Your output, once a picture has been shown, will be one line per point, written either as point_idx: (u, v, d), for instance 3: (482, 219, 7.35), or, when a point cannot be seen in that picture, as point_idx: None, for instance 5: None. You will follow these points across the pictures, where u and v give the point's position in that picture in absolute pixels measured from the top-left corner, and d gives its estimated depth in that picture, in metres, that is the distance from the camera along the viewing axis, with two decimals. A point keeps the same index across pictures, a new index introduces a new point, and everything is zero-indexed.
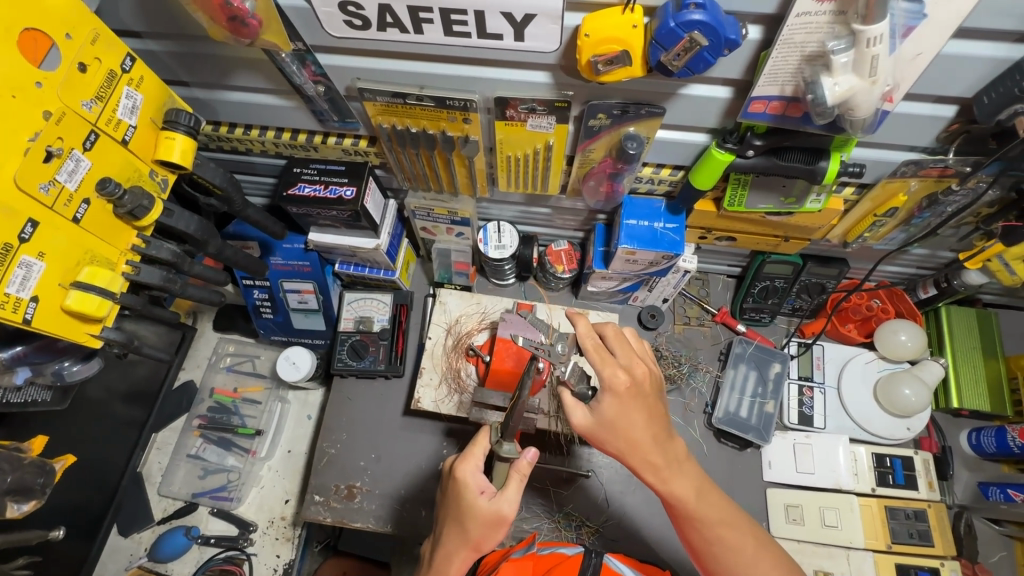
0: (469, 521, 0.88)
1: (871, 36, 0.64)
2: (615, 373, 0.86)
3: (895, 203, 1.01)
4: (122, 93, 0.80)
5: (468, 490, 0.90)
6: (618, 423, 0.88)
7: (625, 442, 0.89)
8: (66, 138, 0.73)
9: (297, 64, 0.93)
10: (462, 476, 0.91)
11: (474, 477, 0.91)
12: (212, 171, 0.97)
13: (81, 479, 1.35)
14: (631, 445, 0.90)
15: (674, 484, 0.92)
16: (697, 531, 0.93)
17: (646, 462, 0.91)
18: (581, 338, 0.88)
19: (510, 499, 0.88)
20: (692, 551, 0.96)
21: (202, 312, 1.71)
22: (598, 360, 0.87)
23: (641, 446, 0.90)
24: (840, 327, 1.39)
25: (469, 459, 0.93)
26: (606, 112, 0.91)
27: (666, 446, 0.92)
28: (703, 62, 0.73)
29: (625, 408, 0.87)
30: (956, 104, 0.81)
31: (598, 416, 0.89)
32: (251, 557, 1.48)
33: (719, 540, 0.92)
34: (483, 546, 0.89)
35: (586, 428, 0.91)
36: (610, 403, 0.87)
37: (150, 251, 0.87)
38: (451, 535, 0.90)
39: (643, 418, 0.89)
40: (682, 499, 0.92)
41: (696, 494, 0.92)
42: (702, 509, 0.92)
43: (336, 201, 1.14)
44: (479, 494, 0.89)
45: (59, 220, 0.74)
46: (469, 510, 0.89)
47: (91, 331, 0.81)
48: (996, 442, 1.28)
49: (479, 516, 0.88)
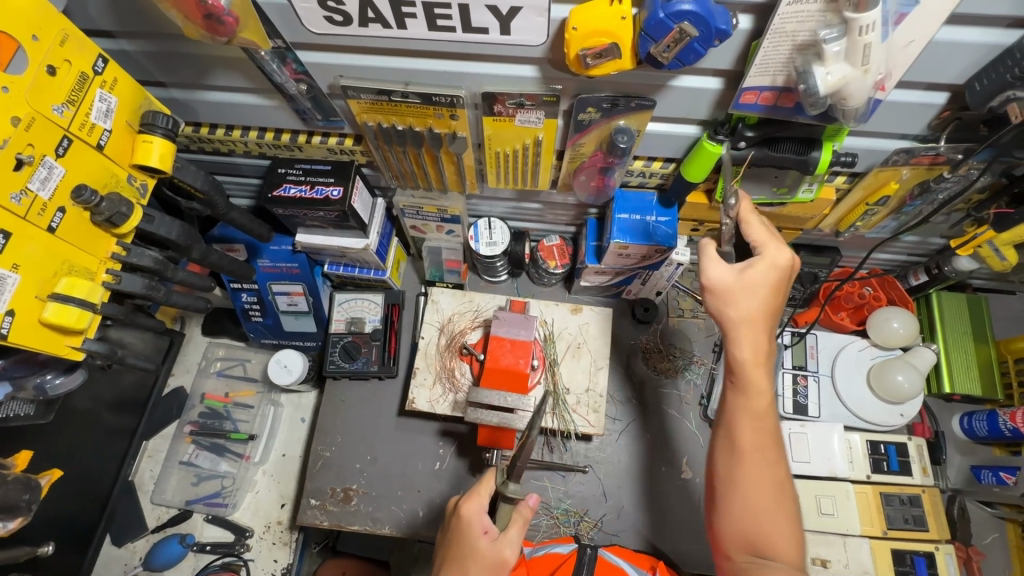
0: (471, 565, 0.86)
1: (863, 23, 0.63)
2: (778, 248, 0.83)
3: (887, 191, 1.00)
4: (94, 97, 0.77)
5: (473, 530, 0.88)
6: (762, 279, 0.82)
7: (747, 310, 0.83)
8: (37, 145, 0.70)
9: (277, 62, 0.90)
10: (468, 515, 0.90)
11: (478, 517, 0.90)
12: (194, 175, 0.94)
13: (70, 491, 1.32)
14: (750, 318, 0.83)
15: (756, 378, 0.84)
16: (747, 431, 0.84)
17: (750, 338, 0.84)
18: (745, 216, 0.85)
19: (512, 542, 0.88)
20: (716, 459, 0.86)
21: (190, 317, 1.68)
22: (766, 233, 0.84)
23: (759, 321, 0.83)
24: (833, 315, 1.40)
25: (474, 498, 0.91)
26: (596, 106, 0.89)
27: (767, 341, 0.84)
28: (693, 53, 0.71)
29: (747, 286, 0.83)
30: (947, 90, 0.80)
31: (739, 274, 0.83)
32: (249, 562, 1.47)
33: (748, 462, 0.83)
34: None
35: (721, 284, 0.84)
36: (758, 269, 0.82)
37: (132, 259, 0.85)
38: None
39: (770, 297, 0.83)
40: (758, 395, 0.84)
41: (756, 412, 0.84)
42: (761, 405, 0.84)
43: (323, 201, 1.11)
44: (481, 535, 0.88)
45: (34, 231, 0.71)
46: (470, 551, 0.87)
47: (72, 343, 0.79)
48: (988, 426, 1.29)
49: (481, 559, 0.86)
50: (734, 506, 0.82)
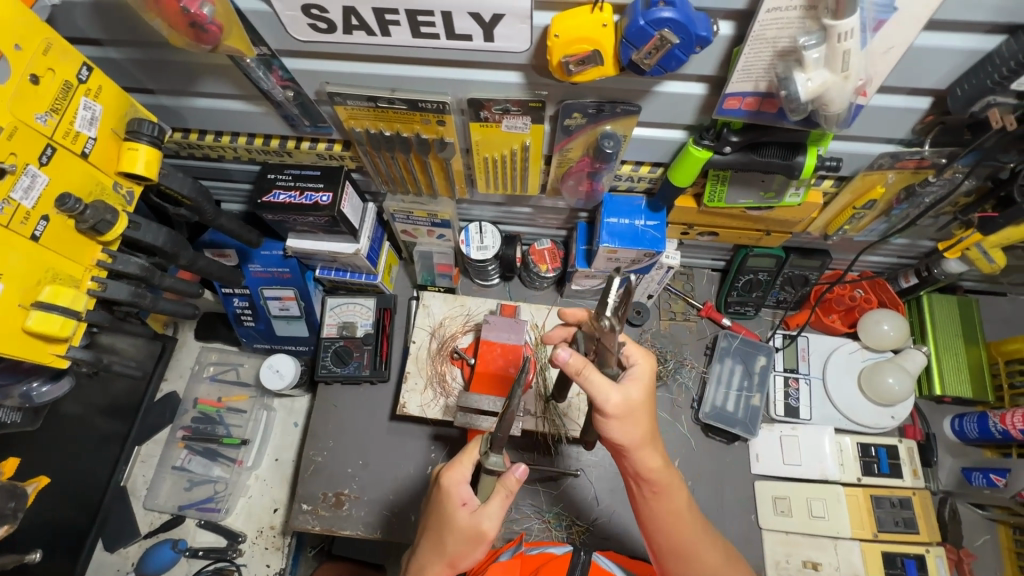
0: (448, 536, 0.88)
1: (841, 31, 0.63)
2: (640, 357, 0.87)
3: (873, 195, 1.00)
4: (79, 105, 0.77)
5: (451, 500, 0.88)
6: (643, 394, 0.84)
7: (642, 429, 0.85)
8: (19, 154, 0.70)
9: (263, 69, 0.90)
10: (448, 484, 0.89)
11: (458, 488, 0.89)
12: (179, 181, 0.94)
13: (60, 496, 1.32)
14: (646, 434, 0.86)
15: (665, 480, 0.88)
16: (681, 528, 0.89)
17: (654, 451, 0.87)
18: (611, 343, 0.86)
19: (492, 514, 0.87)
20: (662, 546, 0.91)
21: (183, 322, 1.68)
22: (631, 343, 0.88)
23: (651, 436, 0.87)
24: (824, 318, 1.40)
25: (457, 468, 0.90)
26: (581, 111, 0.90)
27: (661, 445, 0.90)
28: (675, 59, 0.72)
29: (645, 397, 0.85)
30: (930, 95, 0.80)
31: (627, 398, 0.82)
32: (241, 567, 1.47)
33: (681, 542, 0.89)
34: (459, 562, 0.89)
35: (618, 407, 0.81)
36: (639, 386, 0.84)
37: (117, 266, 0.84)
38: (428, 548, 0.90)
39: (649, 418, 0.86)
40: (671, 495, 0.89)
41: (684, 504, 0.90)
42: (675, 503, 0.89)
43: (312, 206, 1.12)
44: (461, 507, 0.88)
45: (17, 239, 0.72)
46: (449, 524, 0.88)
47: (56, 351, 0.79)
48: (978, 428, 1.29)
49: (459, 531, 0.87)
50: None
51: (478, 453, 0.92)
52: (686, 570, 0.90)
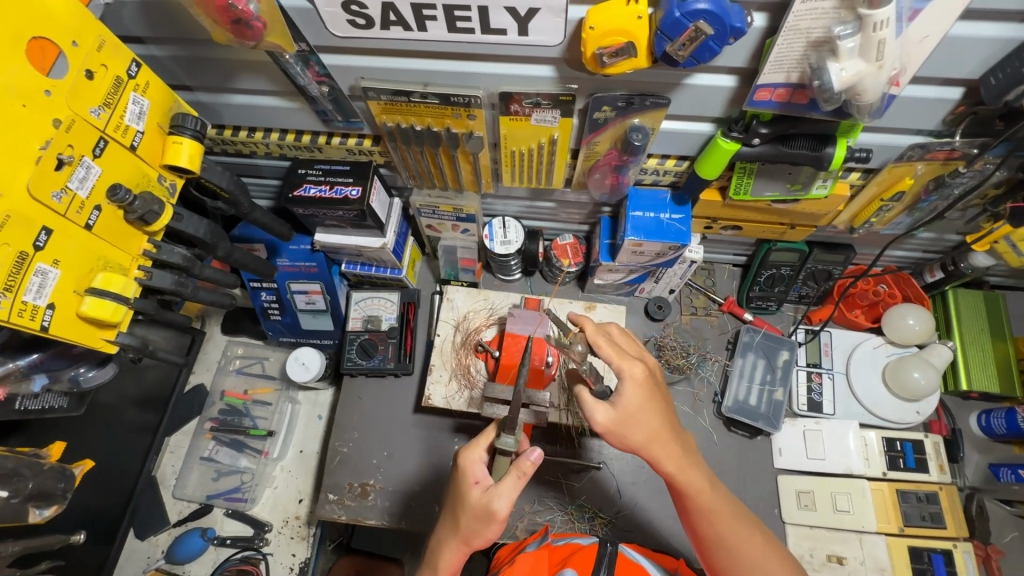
0: (462, 512, 0.91)
1: (878, 19, 0.65)
2: (633, 364, 0.90)
3: (902, 187, 1.00)
4: (128, 100, 0.80)
5: (466, 478, 0.92)
6: (638, 404, 0.88)
7: (647, 433, 0.89)
8: (76, 146, 0.73)
9: (300, 65, 0.93)
10: (466, 463, 0.93)
11: (473, 467, 0.93)
12: (219, 175, 0.97)
13: (96, 484, 1.36)
14: (653, 437, 0.90)
15: (691, 476, 0.92)
16: (710, 526, 0.92)
17: (666, 453, 0.91)
18: (594, 335, 0.91)
19: (503, 493, 0.88)
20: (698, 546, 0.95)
21: (210, 316, 1.72)
22: (615, 353, 0.90)
23: (663, 437, 0.90)
24: (848, 313, 1.40)
25: (475, 448, 0.95)
26: (611, 104, 0.91)
27: (677, 443, 0.92)
28: (708, 51, 0.73)
29: (645, 397, 0.89)
30: (962, 86, 0.81)
31: (621, 406, 0.88)
32: (268, 556, 1.50)
33: (730, 531, 0.91)
34: (473, 541, 0.91)
35: (608, 422, 0.88)
36: (631, 394, 0.88)
37: (162, 256, 0.87)
38: (446, 527, 0.94)
39: (657, 412, 0.90)
40: (698, 491, 0.92)
41: (710, 484, 0.93)
42: (701, 485, 0.92)
43: (342, 201, 1.14)
44: (474, 484, 0.91)
45: (73, 228, 0.74)
46: (463, 500, 0.91)
47: (106, 337, 0.81)
48: (1006, 423, 1.28)
49: (470, 508, 0.90)
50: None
51: (493, 436, 0.96)
52: (737, 560, 0.91)
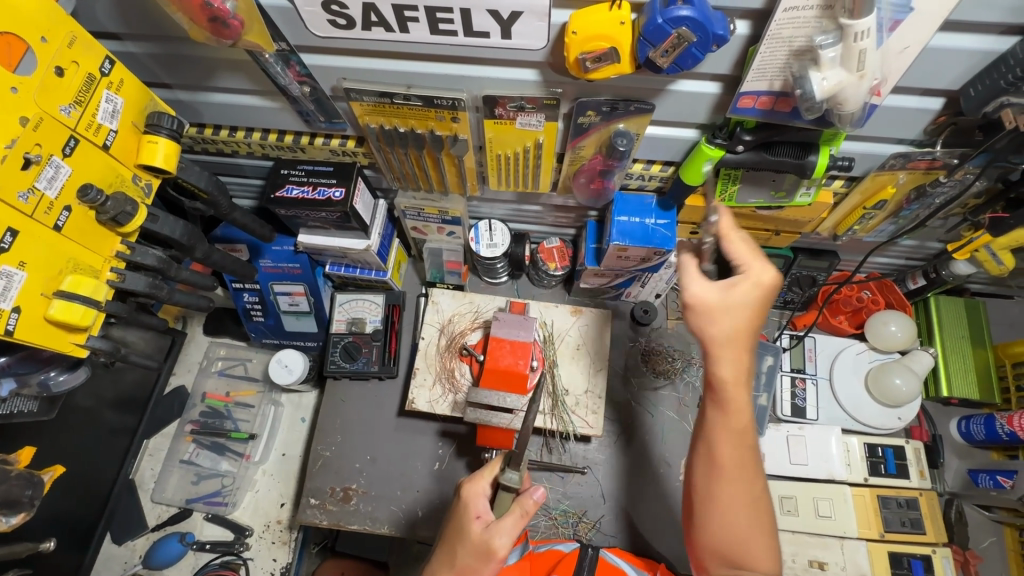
0: (459, 546, 0.89)
1: (858, 30, 0.64)
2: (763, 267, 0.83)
3: (883, 196, 1.01)
4: (101, 98, 0.78)
5: (467, 513, 0.92)
6: (746, 301, 0.82)
7: (730, 329, 0.83)
8: (44, 145, 0.71)
9: (280, 64, 0.91)
10: (468, 496, 0.94)
11: (474, 501, 0.93)
12: (197, 175, 0.96)
13: (69, 489, 1.33)
14: (735, 332, 0.83)
15: (738, 399, 0.84)
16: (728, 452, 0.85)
17: (732, 358, 0.84)
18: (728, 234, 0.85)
19: (504, 531, 0.87)
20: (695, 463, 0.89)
21: (192, 317, 1.69)
22: (749, 253, 0.85)
23: (740, 342, 0.83)
24: (832, 318, 1.41)
25: (479, 481, 0.96)
26: (595, 109, 0.91)
27: (746, 361, 0.85)
28: (691, 58, 0.72)
29: (758, 299, 0.82)
30: (942, 96, 0.81)
31: (724, 295, 0.83)
32: (248, 561, 1.48)
33: (735, 468, 0.85)
34: None
35: (704, 299, 0.84)
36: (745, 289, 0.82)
37: (136, 258, 0.85)
38: (440, 560, 0.91)
39: (748, 319, 0.83)
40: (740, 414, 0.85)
41: (744, 423, 0.85)
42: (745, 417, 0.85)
43: (325, 202, 1.13)
44: (474, 520, 0.91)
45: (40, 229, 0.72)
46: (463, 533, 0.90)
47: (76, 340, 0.80)
48: (985, 430, 1.29)
49: (470, 543, 0.88)
50: (715, 514, 0.86)
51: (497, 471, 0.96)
52: (723, 490, 0.85)
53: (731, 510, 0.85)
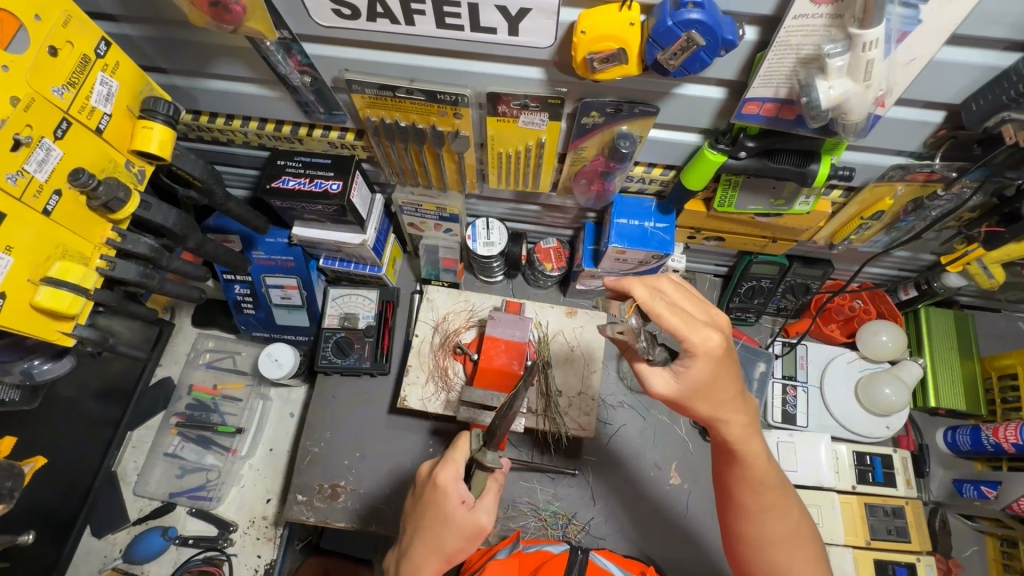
0: (447, 533, 0.89)
1: (867, 40, 0.64)
2: (705, 335, 0.73)
3: (881, 207, 1.02)
4: (95, 80, 0.76)
5: (450, 500, 0.89)
6: (703, 378, 0.77)
7: (715, 405, 0.81)
8: (36, 126, 0.69)
9: (282, 53, 0.90)
10: (444, 482, 0.90)
11: (454, 487, 0.90)
12: (192, 163, 0.94)
13: (48, 480, 1.30)
14: (721, 407, 0.82)
15: (751, 445, 0.86)
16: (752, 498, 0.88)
17: (729, 423, 0.84)
18: (649, 302, 0.73)
19: (488, 508, 0.91)
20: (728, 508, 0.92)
21: (181, 307, 1.66)
22: (681, 321, 0.74)
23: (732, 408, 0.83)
24: (824, 327, 1.42)
25: (451, 465, 0.92)
26: (599, 110, 0.90)
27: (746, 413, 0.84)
28: (699, 62, 0.72)
29: (716, 368, 0.76)
30: (944, 110, 0.82)
31: (684, 380, 0.79)
32: (232, 557, 1.45)
33: (766, 507, 0.88)
34: (455, 558, 0.91)
35: (669, 395, 0.82)
36: (698, 365, 0.76)
37: (126, 246, 0.83)
38: (422, 543, 0.91)
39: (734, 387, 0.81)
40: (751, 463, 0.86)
41: (764, 459, 0.87)
42: (756, 463, 0.86)
43: (322, 194, 1.11)
44: (458, 505, 0.89)
45: (29, 213, 0.70)
46: (447, 520, 0.89)
47: (63, 329, 0.77)
48: (971, 440, 1.31)
49: (457, 528, 0.89)
50: (756, 554, 0.90)
51: (469, 449, 0.94)
52: (761, 528, 0.89)
53: (768, 550, 0.89)
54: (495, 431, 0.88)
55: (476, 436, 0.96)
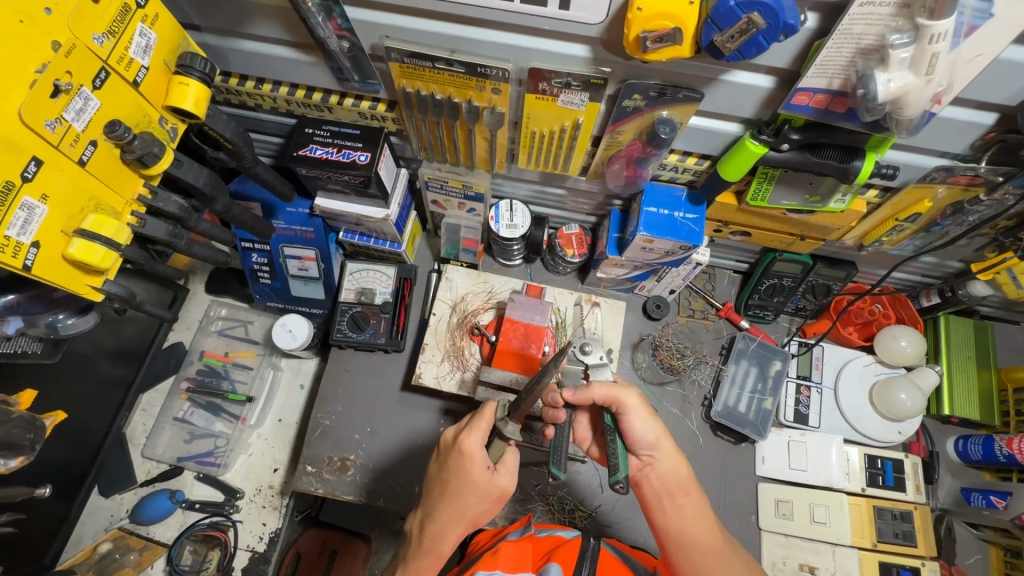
0: (470, 496, 0.90)
1: (935, 32, 0.63)
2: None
3: (919, 209, 1.00)
4: (135, 31, 0.74)
5: (476, 465, 0.89)
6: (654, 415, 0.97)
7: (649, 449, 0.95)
8: (76, 74, 0.67)
9: (322, 15, 0.87)
10: (467, 448, 0.89)
11: (480, 453, 0.89)
12: (223, 124, 0.92)
13: (61, 437, 1.31)
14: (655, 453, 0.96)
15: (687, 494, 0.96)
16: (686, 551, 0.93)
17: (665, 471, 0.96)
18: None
19: (510, 471, 0.93)
20: (675, 555, 0.94)
21: (195, 273, 1.66)
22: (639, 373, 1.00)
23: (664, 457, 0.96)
24: (842, 330, 1.41)
25: (472, 432, 0.90)
26: (642, 93, 0.88)
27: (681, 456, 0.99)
28: (756, 46, 0.70)
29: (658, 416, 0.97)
30: (997, 111, 0.80)
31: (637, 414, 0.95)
32: (237, 524, 1.46)
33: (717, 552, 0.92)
34: (479, 519, 0.93)
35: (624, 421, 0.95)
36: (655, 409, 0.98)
37: (157, 203, 0.82)
38: (447, 510, 0.90)
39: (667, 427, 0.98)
40: (684, 516, 0.94)
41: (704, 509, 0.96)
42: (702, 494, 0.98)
43: (349, 165, 1.10)
44: (484, 469, 0.89)
45: (64, 161, 0.69)
46: (471, 484, 0.89)
47: (92, 283, 0.76)
48: (983, 450, 1.31)
49: (480, 491, 0.90)
50: None
51: (492, 417, 0.92)
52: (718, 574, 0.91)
53: None
54: (520, 404, 0.87)
55: (502, 404, 0.92)
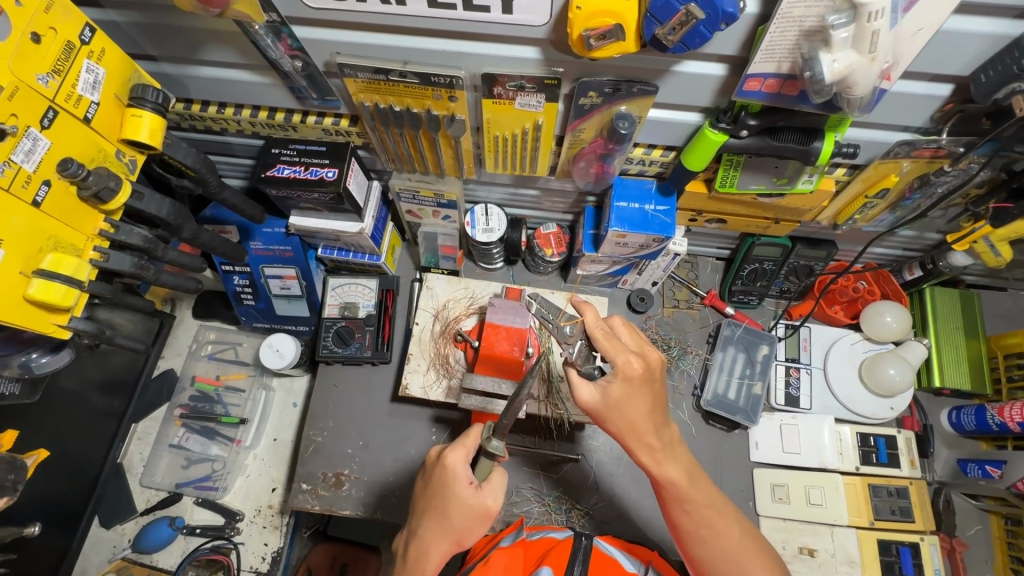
0: (454, 513, 0.89)
1: (872, 9, 0.63)
2: (628, 358, 0.87)
3: (887, 184, 1.00)
4: (81, 67, 0.74)
5: (458, 480, 0.89)
6: (625, 391, 0.88)
7: (626, 424, 0.90)
8: (21, 116, 0.68)
9: (272, 37, 0.88)
10: (450, 464, 0.90)
11: (462, 468, 0.89)
12: (184, 152, 0.92)
13: (55, 472, 1.32)
14: (631, 428, 0.90)
15: (668, 468, 0.92)
16: (684, 514, 0.93)
17: (643, 445, 0.91)
18: (591, 328, 0.90)
19: (495, 489, 0.91)
20: (676, 534, 0.96)
21: (181, 299, 1.66)
22: (610, 345, 0.89)
23: (642, 429, 0.90)
24: (827, 308, 1.40)
25: (456, 448, 0.91)
26: (597, 90, 0.88)
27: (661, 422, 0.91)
28: (699, 37, 0.70)
29: (632, 392, 0.88)
30: (951, 82, 0.80)
31: (605, 397, 0.89)
32: (239, 546, 1.46)
33: (707, 524, 0.92)
34: (465, 538, 0.91)
35: (593, 404, 0.90)
36: (619, 386, 0.88)
37: (120, 236, 0.83)
38: (431, 525, 0.90)
39: (643, 399, 0.89)
40: (675, 483, 0.92)
41: (688, 478, 0.93)
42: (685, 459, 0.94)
43: (318, 182, 1.10)
44: (466, 486, 0.89)
45: (18, 203, 0.70)
46: (454, 500, 0.89)
47: (58, 321, 0.77)
48: (976, 420, 1.30)
49: (463, 509, 0.89)
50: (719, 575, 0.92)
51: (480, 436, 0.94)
52: (710, 548, 0.92)
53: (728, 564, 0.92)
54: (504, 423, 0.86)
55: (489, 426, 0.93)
